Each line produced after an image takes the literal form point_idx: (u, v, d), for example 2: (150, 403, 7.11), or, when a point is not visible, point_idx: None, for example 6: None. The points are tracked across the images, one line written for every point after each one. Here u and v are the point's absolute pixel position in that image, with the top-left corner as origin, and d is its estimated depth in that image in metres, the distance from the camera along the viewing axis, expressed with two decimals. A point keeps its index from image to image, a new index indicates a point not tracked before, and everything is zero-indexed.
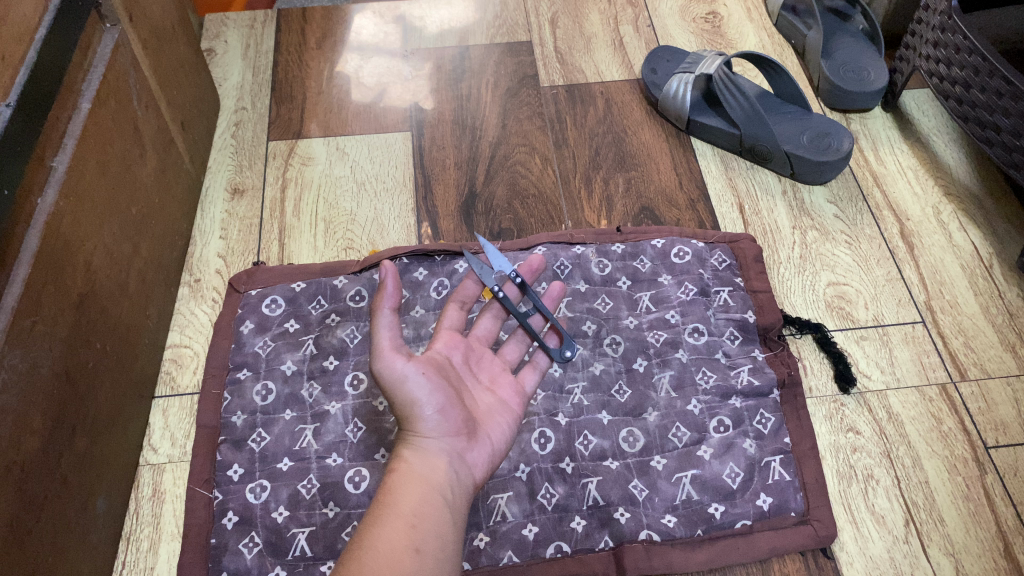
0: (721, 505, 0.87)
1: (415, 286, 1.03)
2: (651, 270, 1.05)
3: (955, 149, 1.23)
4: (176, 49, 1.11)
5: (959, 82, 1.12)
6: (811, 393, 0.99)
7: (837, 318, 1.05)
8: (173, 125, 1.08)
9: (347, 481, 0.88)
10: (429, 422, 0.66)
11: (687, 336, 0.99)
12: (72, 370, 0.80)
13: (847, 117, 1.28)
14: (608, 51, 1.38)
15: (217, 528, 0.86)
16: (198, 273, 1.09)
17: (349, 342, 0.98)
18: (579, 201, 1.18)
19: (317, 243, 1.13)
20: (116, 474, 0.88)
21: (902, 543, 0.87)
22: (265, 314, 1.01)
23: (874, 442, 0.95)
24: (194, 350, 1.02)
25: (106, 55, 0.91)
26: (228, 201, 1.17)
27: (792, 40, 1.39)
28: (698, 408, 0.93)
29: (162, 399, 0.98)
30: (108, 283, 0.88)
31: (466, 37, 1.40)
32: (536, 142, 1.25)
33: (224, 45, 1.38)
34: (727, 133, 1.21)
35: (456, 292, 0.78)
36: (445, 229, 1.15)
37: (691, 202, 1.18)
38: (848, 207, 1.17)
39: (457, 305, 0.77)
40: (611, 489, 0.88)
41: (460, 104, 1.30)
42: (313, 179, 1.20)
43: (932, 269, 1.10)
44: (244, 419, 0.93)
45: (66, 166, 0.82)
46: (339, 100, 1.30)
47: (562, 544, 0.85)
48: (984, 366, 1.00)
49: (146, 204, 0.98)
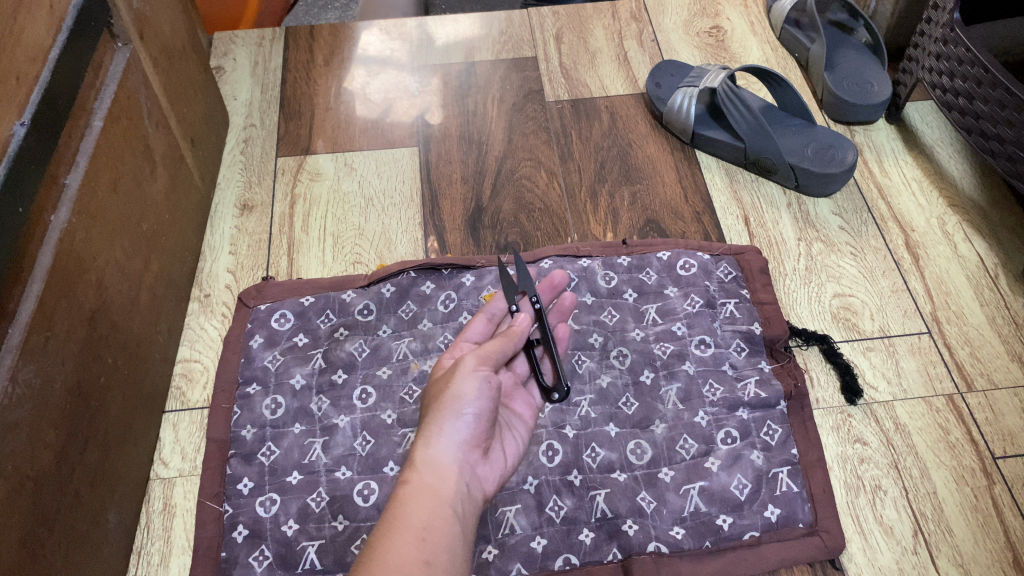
0: (729, 516, 0.87)
1: (422, 299, 1.04)
2: (657, 282, 1.06)
3: (960, 160, 1.23)
4: (186, 67, 1.12)
5: (962, 93, 1.13)
6: (818, 404, 0.99)
7: (843, 329, 1.06)
8: (183, 142, 1.09)
9: (356, 494, 0.88)
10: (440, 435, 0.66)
11: (694, 348, 0.99)
12: (85, 385, 0.81)
13: (851, 130, 1.29)
14: (612, 65, 1.39)
15: (228, 542, 0.87)
16: (207, 288, 1.10)
17: (357, 355, 0.99)
18: (584, 214, 1.18)
19: (325, 258, 1.13)
20: (127, 488, 0.89)
21: (911, 553, 0.87)
22: (274, 328, 1.02)
23: (881, 453, 0.95)
24: (203, 364, 1.03)
25: (118, 74, 0.93)
26: (237, 217, 1.18)
27: (795, 54, 1.40)
28: (705, 420, 0.94)
29: (172, 413, 0.99)
30: (120, 298, 0.89)
31: (472, 53, 1.41)
32: (542, 156, 1.26)
33: (232, 63, 1.40)
34: (732, 146, 1.22)
35: (487, 305, 0.80)
36: (452, 243, 1.16)
37: (697, 215, 1.18)
38: (853, 218, 1.18)
39: (485, 318, 0.79)
40: (619, 502, 0.88)
41: (466, 119, 1.31)
42: (321, 194, 1.21)
43: (938, 280, 1.10)
44: (254, 433, 0.93)
45: (79, 183, 0.83)
46: (346, 116, 1.32)
47: (571, 556, 0.85)
48: (991, 377, 1.00)
49: (157, 220, 0.99)
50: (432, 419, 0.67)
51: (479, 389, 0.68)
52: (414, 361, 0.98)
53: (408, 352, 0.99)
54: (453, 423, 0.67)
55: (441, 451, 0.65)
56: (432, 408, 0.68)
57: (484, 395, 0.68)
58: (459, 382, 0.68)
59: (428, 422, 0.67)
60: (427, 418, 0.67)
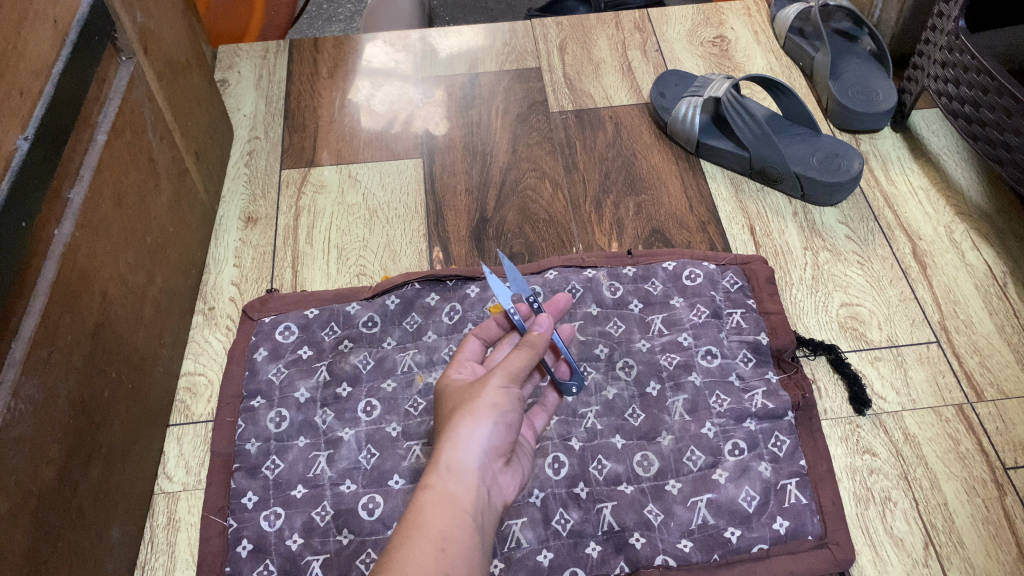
0: (737, 529, 0.86)
1: (427, 311, 1.03)
2: (662, 292, 1.05)
3: (967, 168, 1.22)
4: (190, 81, 1.12)
5: (968, 101, 1.12)
6: (826, 415, 0.99)
7: (851, 339, 1.05)
8: (187, 155, 1.09)
9: (361, 508, 0.88)
10: (468, 445, 0.65)
11: (700, 359, 0.99)
12: (88, 400, 0.80)
13: (856, 138, 1.28)
14: (616, 75, 1.39)
15: (233, 556, 0.86)
16: (212, 301, 1.10)
17: (362, 368, 0.98)
18: (589, 225, 1.18)
19: (330, 270, 1.13)
20: (132, 503, 0.88)
21: (923, 566, 0.86)
22: (279, 341, 1.01)
23: (891, 464, 0.94)
24: (207, 377, 1.03)
25: (122, 88, 0.93)
26: (242, 230, 1.18)
27: (799, 62, 1.40)
28: (712, 431, 0.93)
29: (176, 427, 0.98)
30: (124, 312, 0.89)
31: (476, 64, 1.41)
32: (546, 167, 1.26)
33: (237, 76, 1.40)
34: (737, 156, 1.22)
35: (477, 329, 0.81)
36: (457, 254, 1.15)
37: (702, 224, 1.18)
38: (859, 227, 1.17)
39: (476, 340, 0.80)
40: (626, 515, 0.87)
41: (470, 131, 1.31)
42: (325, 206, 1.21)
43: (946, 288, 1.09)
44: (259, 446, 0.93)
45: (82, 198, 0.83)
46: (350, 128, 1.32)
47: (577, 570, 0.84)
48: (1001, 386, 0.99)
49: (161, 233, 0.99)
50: (454, 426, 0.66)
51: (501, 401, 0.68)
52: (419, 373, 0.98)
53: (413, 363, 0.99)
54: (476, 433, 0.66)
55: (463, 460, 0.64)
56: (453, 417, 0.67)
57: (508, 410, 0.68)
58: (483, 393, 0.68)
59: (453, 429, 0.66)
60: (448, 426, 0.67)
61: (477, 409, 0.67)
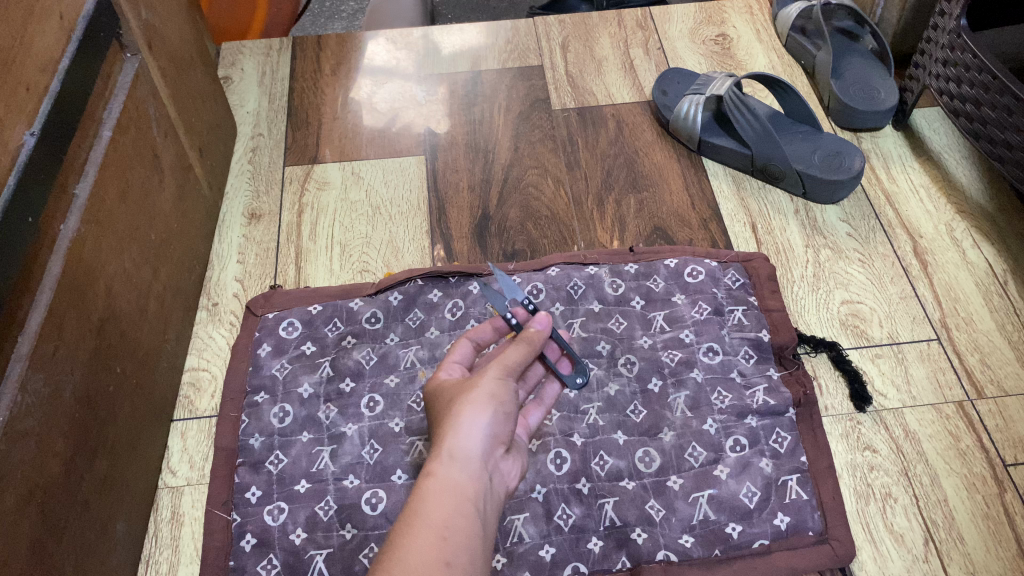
0: (738, 525, 0.87)
1: (430, 307, 1.04)
2: (664, 289, 1.05)
3: (968, 166, 1.23)
4: (194, 77, 1.13)
5: (969, 100, 1.13)
6: (827, 411, 0.99)
7: (852, 336, 1.05)
8: (191, 152, 1.10)
9: (364, 503, 0.88)
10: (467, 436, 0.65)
11: (701, 355, 0.99)
12: (93, 395, 0.81)
13: (858, 136, 1.29)
14: (618, 73, 1.40)
15: (236, 550, 0.87)
16: (215, 297, 1.11)
17: (365, 363, 0.99)
18: (591, 222, 1.18)
19: (333, 266, 1.14)
20: (136, 498, 0.89)
21: (923, 562, 0.87)
22: (282, 337, 1.02)
23: (891, 460, 0.94)
24: (211, 373, 1.03)
25: (127, 84, 0.93)
26: (245, 227, 1.18)
27: (801, 60, 1.40)
28: (713, 427, 0.93)
29: (180, 422, 0.99)
30: (129, 307, 0.90)
31: (478, 62, 1.42)
32: (548, 164, 1.26)
33: (240, 73, 1.40)
34: (739, 154, 1.22)
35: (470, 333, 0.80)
36: (459, 251, 1.16)
37: (704, 221, 1.18)
38: (860, 224, 1.17)
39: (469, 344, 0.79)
40: (628, 510, 0.88)
41: (473, 128, 1.31)
42: (328, 203, 1.21)
43: (947, 286, 1.10)
44: (262, 441, 0.93)
45: (88, 193, 0.83)
46: (353, 126, 1.32)
47: (579, 564, 0.85)
48: (1001, 384, 1.00)
49: (165, 229, 1.00)
50: (454, 417, 0.66)
51: (499, 394, 0.68)
52: (422, 369, 0.98)
53: (416, 359, 0.99)
54: (476, 423, 0.66)
55: (464, 450, 0.65)
56: (452, 408, 0.67)
57: (507, 401, 0.68)
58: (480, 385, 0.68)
59: (452, 421, 0.66)
60: (448, 417, 0.67)
61: (476, 400, 0.67)
